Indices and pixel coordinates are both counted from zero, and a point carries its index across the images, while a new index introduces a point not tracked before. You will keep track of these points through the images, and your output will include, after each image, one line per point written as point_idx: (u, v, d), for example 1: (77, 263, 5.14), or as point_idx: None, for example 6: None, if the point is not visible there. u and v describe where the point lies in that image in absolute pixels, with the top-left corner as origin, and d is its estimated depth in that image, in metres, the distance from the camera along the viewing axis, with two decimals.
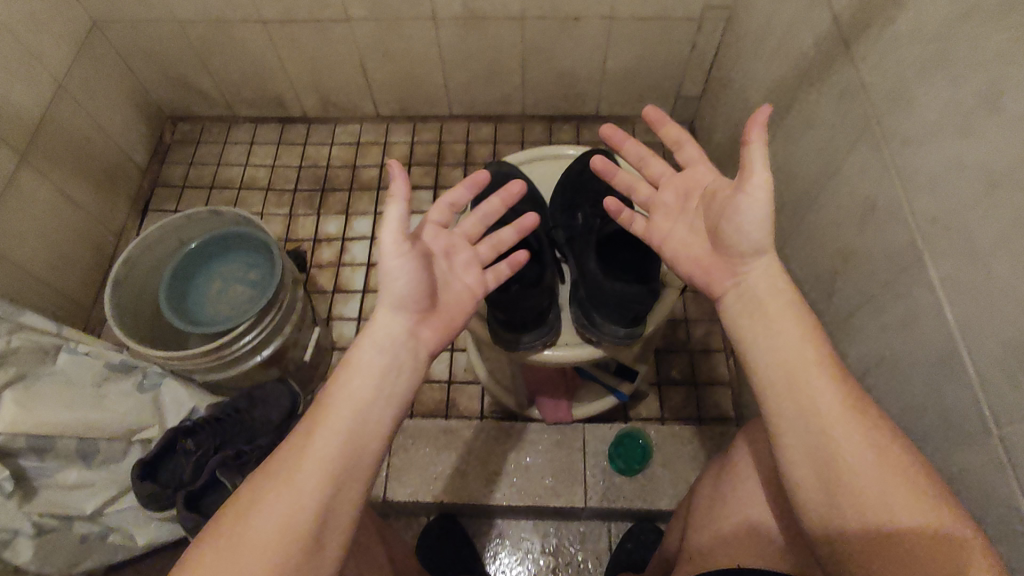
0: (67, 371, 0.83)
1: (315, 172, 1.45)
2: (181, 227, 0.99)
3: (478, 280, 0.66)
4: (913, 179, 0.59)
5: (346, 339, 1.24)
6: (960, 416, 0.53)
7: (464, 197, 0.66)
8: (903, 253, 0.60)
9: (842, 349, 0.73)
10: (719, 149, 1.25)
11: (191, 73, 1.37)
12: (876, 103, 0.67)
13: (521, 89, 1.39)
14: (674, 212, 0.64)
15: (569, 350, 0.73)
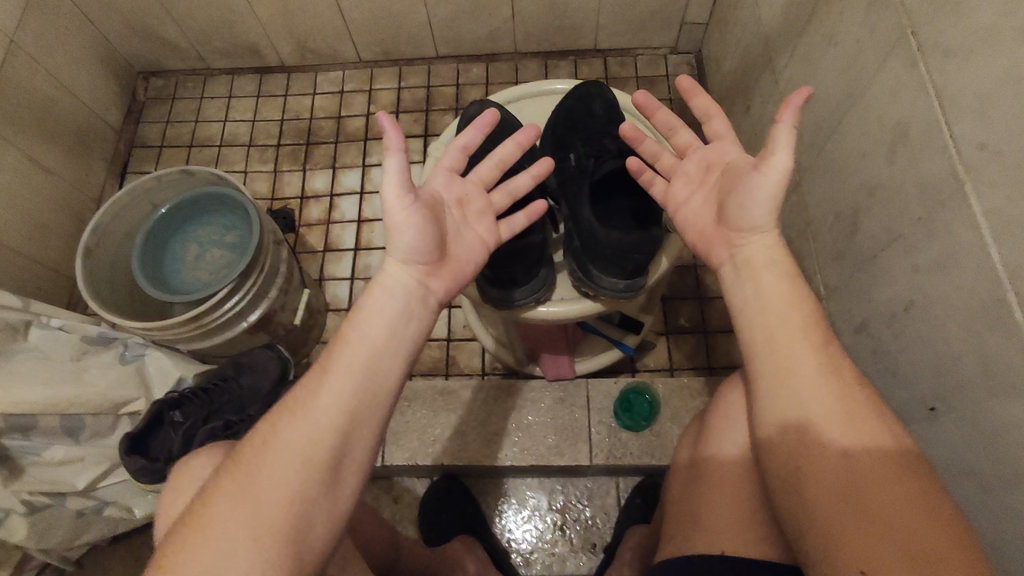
0: (42, 348, 0.80)
1: (297, 125, 1.37)
2: (151, 190, 0.93)
3: (491, 229, 0.60)
4: (957, 97, 0.51)
5: (339, 300, 1.20)
6: (1005, 367, 0.47)
7: (475, 140, 0.60)
8: (941, 184, 0.53)
9: (866, 293, 0.67)
10: (728, 78, 1.15)
11: (156, 22, 1.28)
12: (913, 10, 0.57)
13: (512, 23, 1.28)
14: (694, 182, 0.58)
15: (562, 305, 0.69)
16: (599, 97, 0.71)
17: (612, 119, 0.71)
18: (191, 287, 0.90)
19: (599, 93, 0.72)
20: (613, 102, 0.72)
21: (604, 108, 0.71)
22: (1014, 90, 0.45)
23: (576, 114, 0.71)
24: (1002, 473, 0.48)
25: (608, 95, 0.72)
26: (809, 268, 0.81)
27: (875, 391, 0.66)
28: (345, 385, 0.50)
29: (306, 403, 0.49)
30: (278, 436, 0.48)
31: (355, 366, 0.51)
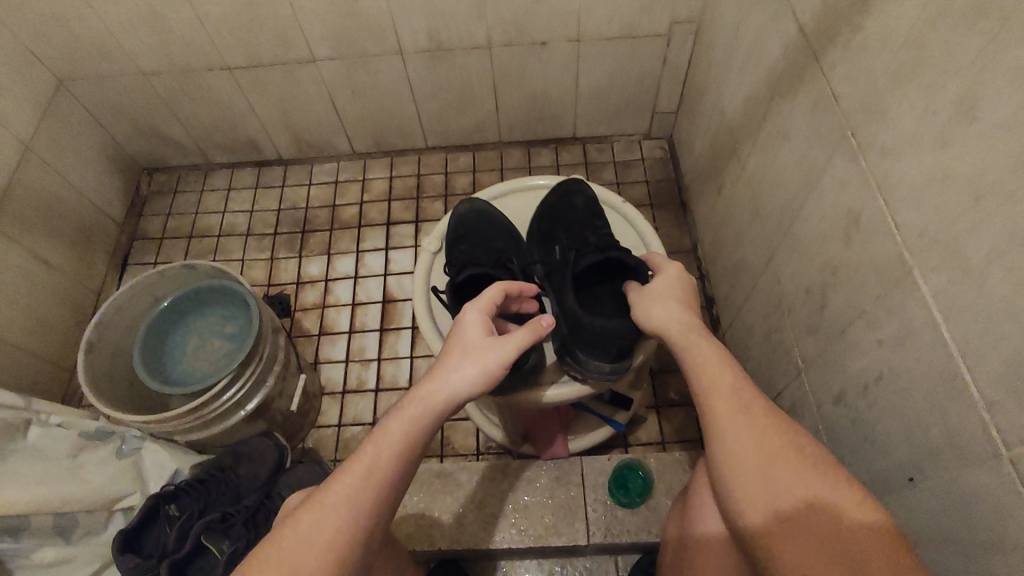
0: (39, 445, 0.79)
1: (294, 214, 1.43)
2: (154, 285, 0.97)
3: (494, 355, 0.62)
4: (897, 188, 0.57)
5: (334, 383, 1.21)
6: (969, 438, 0.50)
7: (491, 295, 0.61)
8: (893, 267, 0.58)
9: (840, 365, 0.70)
10: (699, 162, 1.23)
11: (162, 125, 1.36)
12: (850, 113, 0.65)
13: (496, 115, 1.38)
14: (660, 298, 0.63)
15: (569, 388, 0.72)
16: (580, 194, 0.79)
17: (591, 214, 0.78)
18: (191, 378, 0.93)
19: (579, 190, 0.80)
20: (592, 199, 0.79)
21: (584, 203, 0.78)
22: (941, 187, 0.51)
23: (559, 210, 0.78)
24: (980, 540, 0.50)
25: (588, 193, 0.79)
26: (786, 340, 0.85)
27: (858, 460, 0.68)
28: (382, 491, 0.52)
29: (344, 500, 0.51)
30: (314, 531, 0.50)
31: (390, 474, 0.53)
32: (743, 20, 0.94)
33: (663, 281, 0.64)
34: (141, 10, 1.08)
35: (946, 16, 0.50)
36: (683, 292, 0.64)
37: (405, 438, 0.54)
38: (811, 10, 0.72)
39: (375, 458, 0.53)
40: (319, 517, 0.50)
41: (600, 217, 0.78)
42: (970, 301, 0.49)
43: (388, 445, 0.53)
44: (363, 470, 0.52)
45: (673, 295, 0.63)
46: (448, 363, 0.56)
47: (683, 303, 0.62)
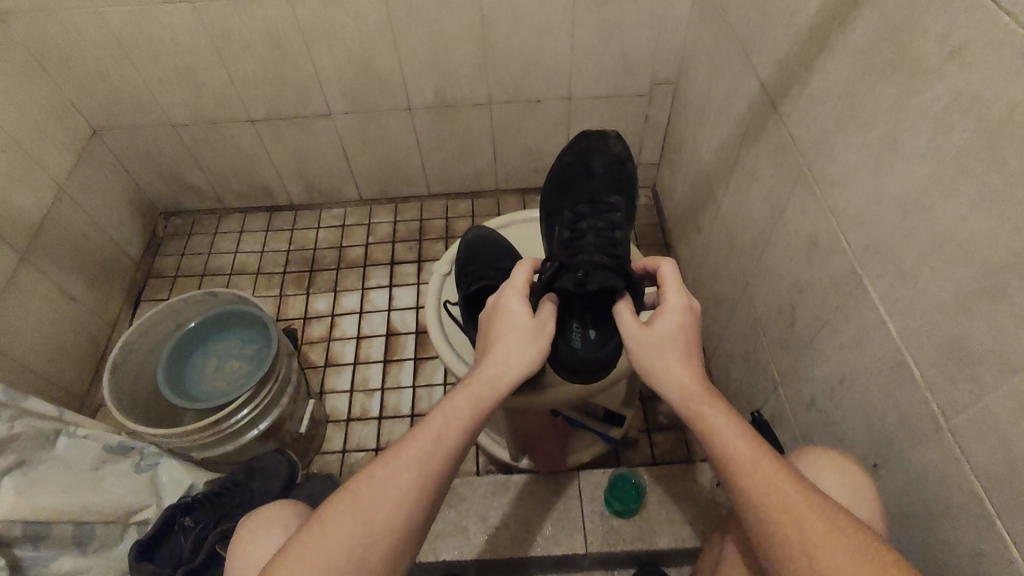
0: (65, 456, 0.83)
1: (303, 255, 1.52)
2: (176, 310, 1.04)
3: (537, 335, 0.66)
4: (846, 212, 0.68)
5: (339, 411, 1.26)
6: (916, 418, 0.58)
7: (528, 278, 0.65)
8: (847, 279, 0.68)
9: (809, 373, 0.79)
10: (680, 207, 1.35)
11: (183, 171, 1.46)
12: (805, 154, 0.76)
13: (494, 165, 1.51)
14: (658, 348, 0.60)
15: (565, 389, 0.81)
16: (599, 158, 0.88)
17: (607, 179, 0.87)
18: (210, 396, 0.98)
19: (601, 149, 0.88)
20: (613, 159, 0.88)
21: (602, 166, 0.88)
22: (878, 207, 0.62)
23: (579, 171, 0.88)
24: (932, 508, 0.57)
25: (609, 154, 0.88)
26: (763, 359, 0.94)
27: None
28: (451, 455, 0.55)
29: (415, 463, 0.53)
30: (388, 491, 0.52)
31: (456, 440, 0.55)
32: (714, 81, 1.07)
33: (668, 328, 0.60)
34: (178, 68, 1.20)
35: (871, 72, 0.62)
36: (686, 339, 0.61)
37: (469, 409, 0.56)
38: (769, 70, 0.85)
39: (443, 426, 0.55)
40: (392, 480, 0.53)
41: (617, 181, 0.88)
42: (906, 301, 0.58)
43: (454, 413, 0.56)
44: (431, 439, 0.55)
45: (676, 347, 0.60)
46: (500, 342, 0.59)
47: (686, 355, 0.59)
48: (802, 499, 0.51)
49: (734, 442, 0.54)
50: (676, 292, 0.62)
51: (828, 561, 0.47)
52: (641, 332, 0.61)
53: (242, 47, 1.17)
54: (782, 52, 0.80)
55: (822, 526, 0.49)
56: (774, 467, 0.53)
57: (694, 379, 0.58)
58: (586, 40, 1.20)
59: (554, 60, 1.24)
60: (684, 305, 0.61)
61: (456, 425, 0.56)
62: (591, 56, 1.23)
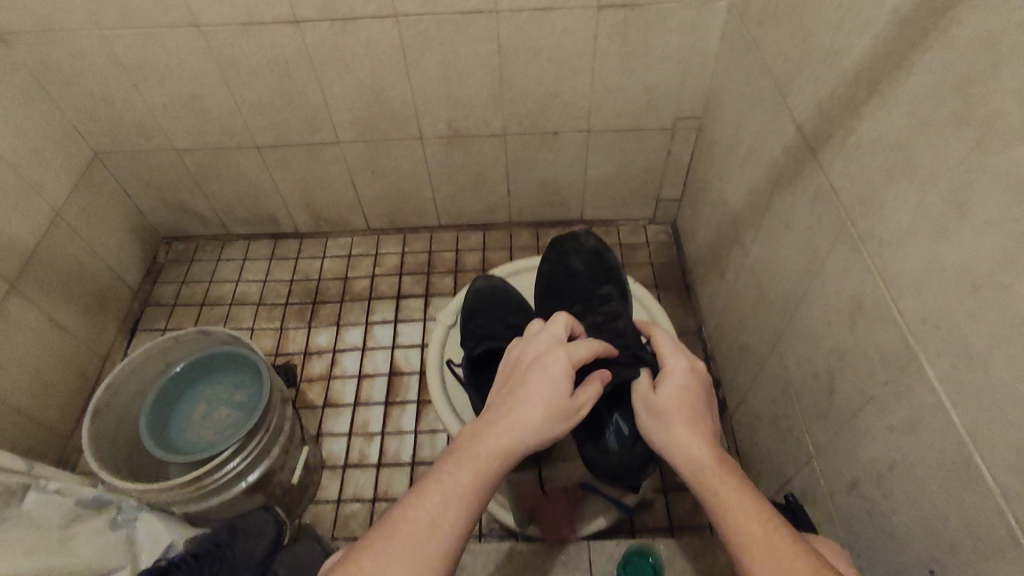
0: (32, 513, 0.75)
1: (306, 286, 1.46)
2: (167, 351, 1.00)
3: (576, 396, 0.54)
4: (898, 278, 0.60)
5: (336, 456, 1.20)
6: (986, 529, 0.50)
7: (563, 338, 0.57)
8: (898, 354, 0.60)
9: (851, 451, 0.70)
10: (703, 248, 1.28)
11: (188, 197, 1.42)
12: (849, 207, 0.69)
13: (507, 199, 1.45)
14: (663, 419, 0.54)
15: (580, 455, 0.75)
16: (576, 255, 0.84)
17: (592, 274, 0.82)
18: (196, 445, 0.94)
19: (575, 248, 0.85)
20: (590, 254, 0.84)
21: (582, 263, 0.83)
22: (940, 277, 0.54)
23: (559, 272, 0.83)
24: None
25: (586, 250, 0.84)
26: (795, 424, 0.85)
27: (875, 551, 0.66)
28: (447, 546, 0.47)
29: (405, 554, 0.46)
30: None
31: (456, 525, 0.47)
32: (744, 119, 1.01)
33: (671, 389, 0.55)
34: (183, 93, 1.16)
35: (932, 125, 0.54)
36: (695, 401, 0.54)
37: (470, 483, 0.48)
38: (808, 113, 0.78)
39: (440, 508, 0.47)
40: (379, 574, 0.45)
41: (601, 272, 0.82)
42: (974, 390, 0.50)
43: (455, 491, 0.48)
44: (428, 520, 0.47)
45: (683, 410, 0.53)
46: (522, 406, 0.50)
47: (695, 422, 0.52)
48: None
49: (746, 521, 0.46)
50: (678, 352, 0.58)
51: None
52: (646, 399, 0.56)
53: (249, 73, 1.13)
54: (823, 94, 0.74)
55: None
56: (791, 552, 0.44)
57: (706, 445, 0.51)
58: (607, 72, 1.14)
59: (573, 92, 1.18)
60: (687, 365, 0.56)
61: (459, 507, 0.48)
62: (612, 88, 1.18)
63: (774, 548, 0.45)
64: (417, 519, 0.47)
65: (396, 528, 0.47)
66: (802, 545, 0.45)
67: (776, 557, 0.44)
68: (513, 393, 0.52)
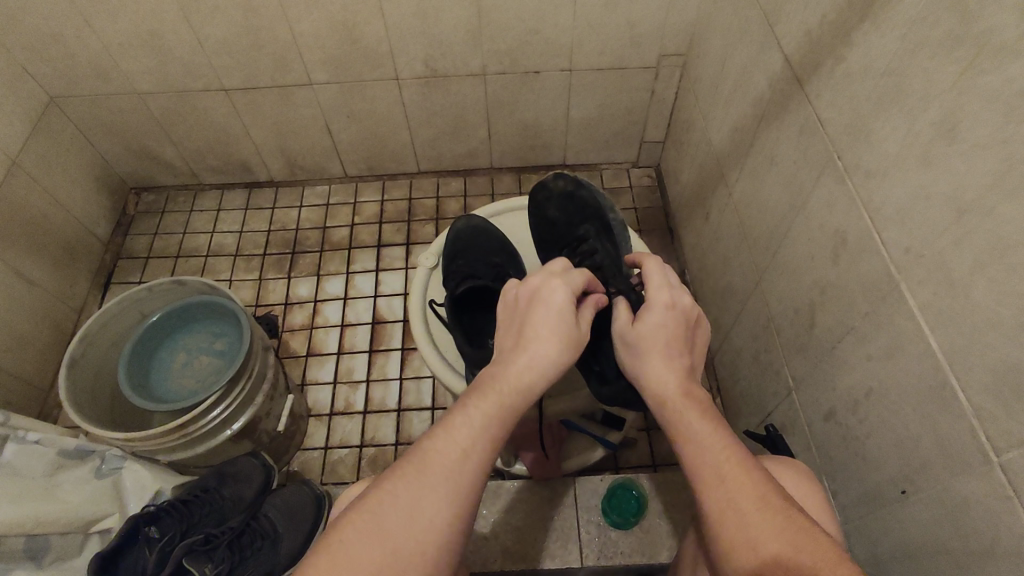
0: (14, 464, 0.74)
1: (284, 236, 1.43)
2: (141, 300, 0.97)
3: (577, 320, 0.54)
4: (880, 208, 0.60)
5: (322, 405, 1.20)
6: (959, 448, 0.51)
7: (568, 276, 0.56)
8: (880, 283, 0.60)
9: (829, 382, 0.72)
10: (686, 190, 1.27)
11: (155, 144, 1.36)
12: (835, 138, 0.68)
13: (488, 142, 1.41)
14: (645, 350, 0.55)
15: None
16: (550, 204, 0.83)
17: (568, 216, 0.82)
18: (178, 395, 0.94)
19: (547, 194, 0.84)
20: (563, 197, 0.83)
21: (557, 209, 0.83)
22: (925, 204, 0.54)
23: (541, 224, 0.84)
24: (973, 551, 0.50)
25: (558, 195, 0.83)
26: (775, 360, 0.87)
27: (850, 476, 0.69)
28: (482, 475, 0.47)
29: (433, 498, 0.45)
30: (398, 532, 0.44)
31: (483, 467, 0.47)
32: (729, 54, 0.98)
33: (649, 323, 0.55)
34: (140, 30, 1.09)
35: (925, 48, 0.53)
36: (673, 336, 0.55)
37: (500, 415, 0.49)
38: (796, 43, 0.76)
39: (466, 450, 0.47)
40: (417, 513, 0.45)
41: (578, 212, 0.81)
42: (955, 314, 0.51)
43: (481, 430, 0.48)
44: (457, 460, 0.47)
45: (656, 344, 0.55)
46: (540, 346, 0.51)
47: (670, 355, 0.54)
48: (759, 515, 0.44)
49: (687, 427, 0.50)
50: (663, 286, 0.57)
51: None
52: (626, 332, 0.57)
53: (211, 8, 1.06)
54: (812, 22, 0.71)
55: (777, 548, 0.42)
56: (737, 474, 0.46)
57: (672, 379, 0.53)
58: (590, 6, 1.09)
59: (553, 28, 1.14)
60: (670, 299, 0.56)
61: (484, 446, 0.48)
62: (595, 24, 1.13)
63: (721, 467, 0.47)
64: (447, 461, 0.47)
65: (419, 468, 0.46)
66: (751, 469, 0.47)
67: (722, 484, 0.46)
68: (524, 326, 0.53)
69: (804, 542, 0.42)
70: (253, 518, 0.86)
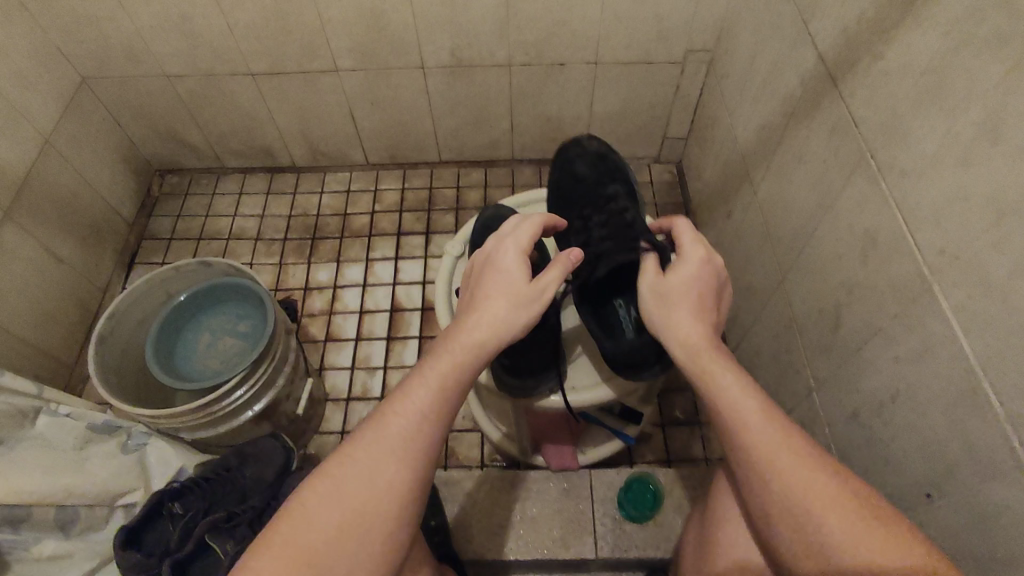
0: (47, 436, 0.76)
1: (304, 221, 1.44)
2: (168, 280, 0.99)
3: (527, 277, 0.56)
4: (915, 210, 0.59)
5: (339, 389, 1.21)
6: (990, 453, 0.51)
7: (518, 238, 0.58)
8: (911, 285, 0.60)
9: (853, 383, 0.72)
10: (709, 187, 1.26)
11: (181, 127, 1.37)
12: (869, 137, 0.67)
13: (510, 133, 1.41)
14: (676, 302, 0.57)
15: (588, 393, 0.75)
16: (581, 160, 0.81)
17: (597, 175, 0.79)
18: (201, 375, 0.95)
19: (579, 152, 0.82)
20: (594, 156, 0.81)
21: (587, 167, 0.80)
22: (962, 206, 0.53)
23: (566, 180, 0.81)
24: (1001, 555, 0.50)
25: (590, 155, 0.81)
26: (797, 359, 0.87)
27: (872, 478, 0.69)
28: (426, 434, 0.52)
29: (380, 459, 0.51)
30: (359, 486, 0.50)
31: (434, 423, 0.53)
32: (760, 50, 0.97)
33: (682, 275, 0.58)
34: (172, 13, 1.10)
35: (969, 48, 0.53)
36: (702, 290, 0.58)
37: (448, 375, 0.53)
38: (831, 40, 0.75)
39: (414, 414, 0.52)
40: (366, 465, 0.51)
41: (607, 172, 0.80)
42: (991, 319, 0.50)
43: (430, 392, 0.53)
44: (411, 424, 0.52)
45: (687, 297, 0.57)
46: (484, 306, 0.55)
47: (699, 310, 0.57)
48: (802, 462, 0.50)
49: (745, 415, 0.52)
50: (697, 241, 0.59)
51: (826, 535, 0.48)
52: (655, 283, 0.59)
53: None
54: (849, 19, 0.71)
55: (842, 536, 0.48)
56: (795, 463, 0.50)
57: (703, 333, 0.56)
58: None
59: (581, 21, 1.13)
60: (704, 254, 0.59)
61: (432, 405, 0.53)
62: (623, 17, 1.12)
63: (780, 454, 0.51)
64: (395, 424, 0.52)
65: (373, 429, 0.52)
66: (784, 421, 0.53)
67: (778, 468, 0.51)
68: (476, 288, 0.57)
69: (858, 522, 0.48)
70: (274, 498, 0.87)
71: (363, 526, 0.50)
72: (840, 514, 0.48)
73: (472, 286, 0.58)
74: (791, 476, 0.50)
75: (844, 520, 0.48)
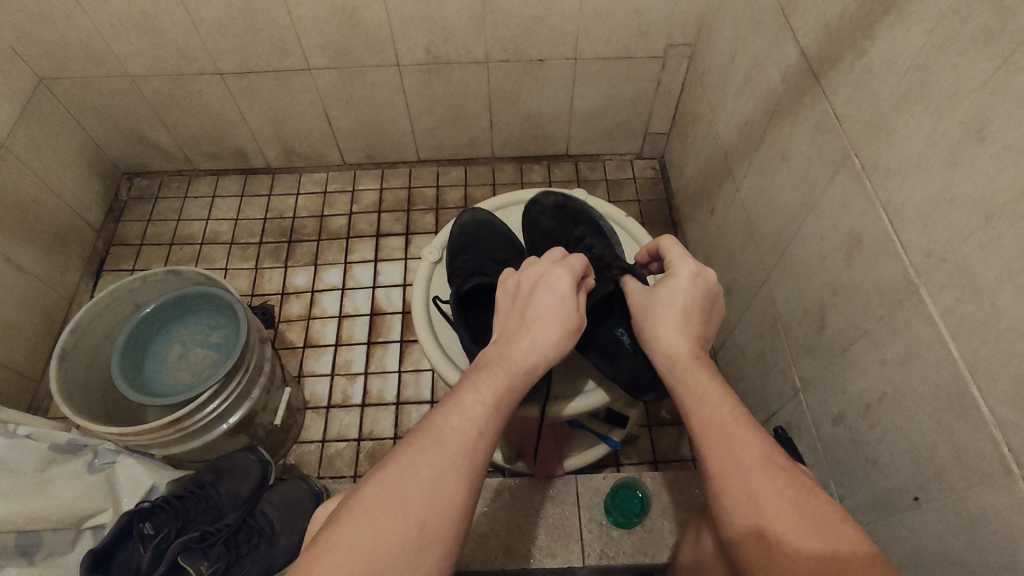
0: (4, 458, 0.71)
1: (280, 224, 1.40)
2: (135, 291, 0.96)
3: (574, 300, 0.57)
4: (901, 211, 0.58)
5: (319, 397, 1.18)
6: (979, 460, 0.50)
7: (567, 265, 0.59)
8: (897, 287, 0.59)
9: (839, 385, 0.71)
10: (691, 183, 1.25)
11: (148, 129, 1.33)
12: (853, 136, 0.66)
13: (490, 131, 1.38)
14: (663, 315, 0.57)
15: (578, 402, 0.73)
16: (543, 215, 0.82)
17: (561, 225, 0.81)
18: (173, 388, 0.92)
19: (539, 207, 0.83)
20: (554, 208, 0.82)
21: (551, 220, 0.82)
22: (948, 208, 0.52)
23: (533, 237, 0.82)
24: (990, 563, 0.48)
25: (550, 208, 0.82)
26: (782, 359, 0.86)
27: (860, 480, 0.68)
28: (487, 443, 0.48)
29: (441, 469, 0.45)
30: (421, 493, 0.44)
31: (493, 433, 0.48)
32: (740, 45, 0.96)
33: (669, 291, 0.58)
34: (133, 12, 1.05)
35: (953, 46, 0.51)
36: (692, 305, 0.57)
37: (507, 388, 0.51)
38: (813, 35, 0.74)
39: (478, 427, 0.48)
40: (428, 471, 0.45)
41: (569, 219, 0.81)
42: (978, 323, 0.49)
43: (490, 401, 0.49)
44: (474, 430, 0.47)
45: (672, 311, 0.57)
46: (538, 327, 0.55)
47: (685, 323, 0.56)
48: (769, 477, 0.45)
49: (711, 409, 0.50)
50: (687, 258, 0.60)
51: (771, 529, 0.43)
52: (645, 303, 0.60)
53: None
54: (831, 15, 0.69)
55: (795, 537, 0.42)
56: (754, 457, 0.46)
57: (683, 345, 0.55)
58: None
59: (559, 16, 1.11)
60: (694, 271, 0.58)
61: (492, 415, 0.49)
62: (602, 12, 1.10)
63: (733, 443, 0.47)
64: (456, 432, 0.47)
65: (434, 433, 0.47)
66: (759, 433, 0.48)
67: (731, 453, 0.47)
68: (527, 308, 0.56)
69: (815, 522, 0.42)
70: (250, 514, 0.85)
71: (426, 541, 0.42)
72: (790, 508, 0.43)
73: (519, 307, 0.58)
74: (743, 468, 0.46)
75: (792, 506, 0.43)
